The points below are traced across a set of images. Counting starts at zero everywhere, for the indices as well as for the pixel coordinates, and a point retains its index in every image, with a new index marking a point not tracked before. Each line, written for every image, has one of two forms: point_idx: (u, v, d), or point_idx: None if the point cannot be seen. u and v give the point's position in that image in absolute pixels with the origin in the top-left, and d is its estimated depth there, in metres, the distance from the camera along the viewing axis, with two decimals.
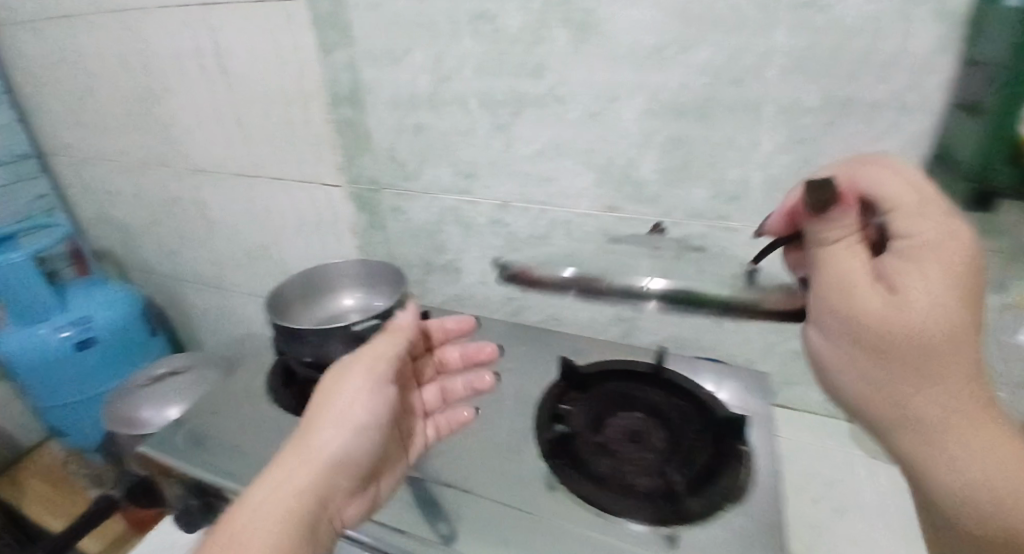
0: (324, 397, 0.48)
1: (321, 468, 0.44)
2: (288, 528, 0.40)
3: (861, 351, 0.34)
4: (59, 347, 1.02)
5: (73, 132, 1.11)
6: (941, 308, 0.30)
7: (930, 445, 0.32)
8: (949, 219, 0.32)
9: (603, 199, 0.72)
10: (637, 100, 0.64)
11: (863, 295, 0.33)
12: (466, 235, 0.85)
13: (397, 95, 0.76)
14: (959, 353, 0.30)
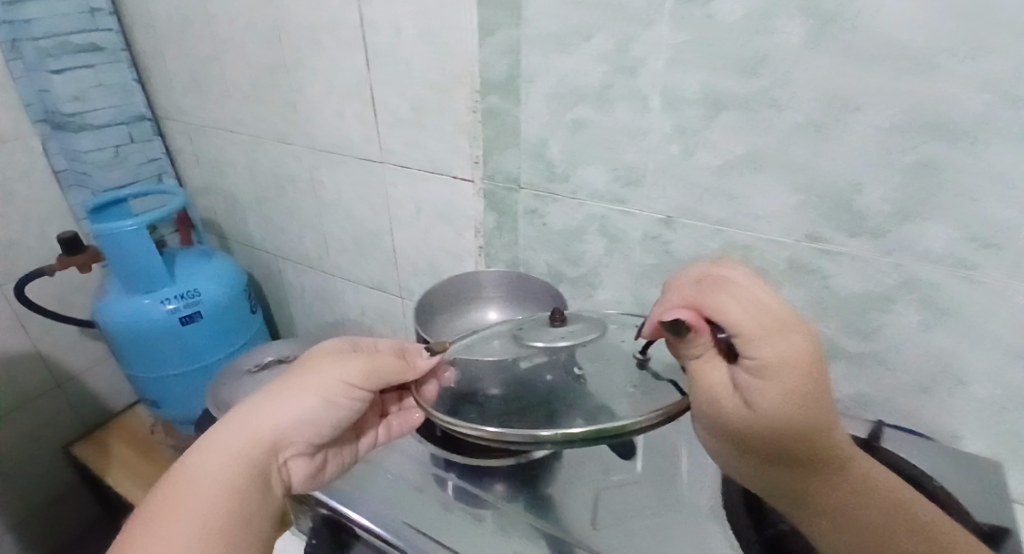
0: (288, 378, 0.47)
1: (259, 438, 0.43)
2: (216, 500, 0.38)
3: (733, 450, 0.37)
4: (164, 320, 1.00)
5: (190, 97, 1.08)
6: (782, 413, 0.33)
7: (824, 511, 0.37)
8: (793, 337, 0.33)
9: (805, 228, 0.61)
10: (879, 111, 0.52)
11: (733, 410, 0.34)
12: (612, 249, 0.75)
13: (561, 86, 0.67)
14: (808, 445, 0.35)
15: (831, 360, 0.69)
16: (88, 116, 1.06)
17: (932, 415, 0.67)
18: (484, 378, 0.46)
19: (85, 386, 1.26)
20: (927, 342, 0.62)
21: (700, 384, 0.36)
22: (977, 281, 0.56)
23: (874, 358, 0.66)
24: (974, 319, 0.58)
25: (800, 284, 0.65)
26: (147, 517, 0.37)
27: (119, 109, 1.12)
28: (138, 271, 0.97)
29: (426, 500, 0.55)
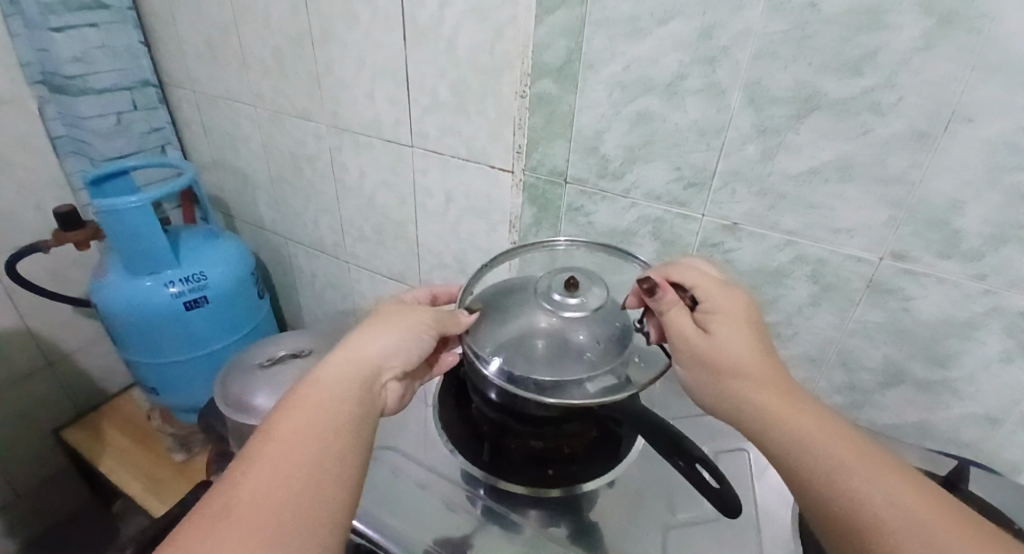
0: (386, 317, 0.52)
1: (358, 357, 0.48)
2: (313, 405, 0.42)
3: (703, 382, 0.46)
4: (168, 304, 0.94)
5: (201, 65, 1.01)
6: (738, 342, 0.46)
7: (786, 435, 0.40)
8: (724, 288, 0.49)
9: (890, 244, 0.56)
10: (996, 123, 0.47)
11: (694, 339, 0.47)
12: (663, 254, 0.70)
13: (626, 75, 0.61)
14: (754, 370, 0.44)
15: (893, 388, 0.64)
16: (90, 79, 0.98)
17: (995, 451, 0.62)
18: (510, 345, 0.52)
19: (78, 366, 1.19)
20: (1009, 376, 0.57)
21: (676, 331, 0.48)
22: None
23: (945, 387, 0.61)
24: None
25: (874, 304, 0.60)
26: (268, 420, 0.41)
27: (124, 73, 1.04)
28: (142, 251, 0.91)
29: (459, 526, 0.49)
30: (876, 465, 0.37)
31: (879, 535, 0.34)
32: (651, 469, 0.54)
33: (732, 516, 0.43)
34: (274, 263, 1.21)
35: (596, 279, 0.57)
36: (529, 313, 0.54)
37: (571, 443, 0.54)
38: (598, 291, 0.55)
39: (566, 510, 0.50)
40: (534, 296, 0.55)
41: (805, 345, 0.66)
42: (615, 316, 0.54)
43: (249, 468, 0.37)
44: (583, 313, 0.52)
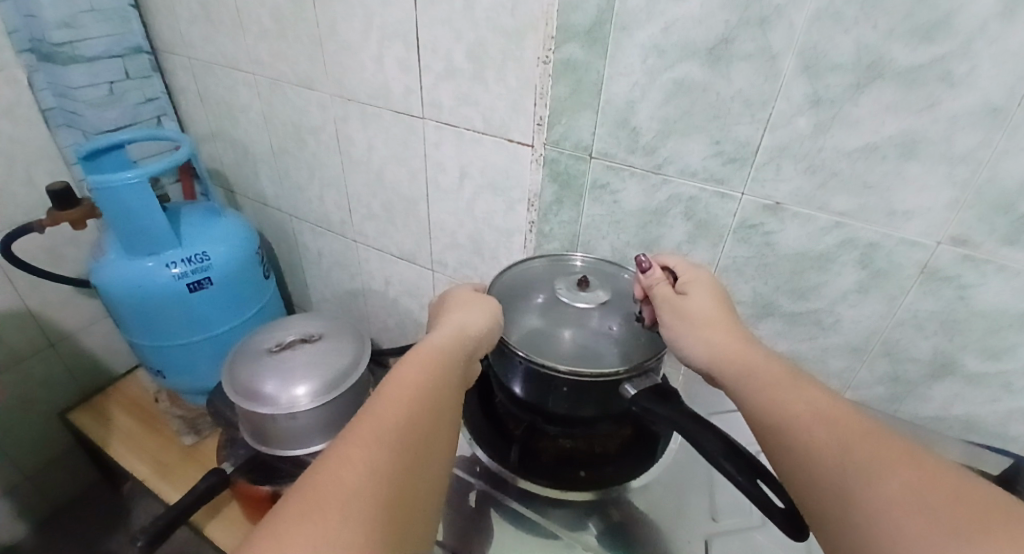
0: (465, 298, 0.52)
1: (470, 325, 0.48)
2: (441, 363, 0.44)
3: (678, 333, 0.48)
4: (170, 286, 0.90)
5: (196, 29, 0.94)
6: (711, 300, 0.50)
7: (737, 365, 0.44)
8: (690, 269, 0.54)
9: (951, 229, 0.51)
10: None
11: (673, 301, 0.50)
12: (696, 235, 0.65)
13: (665, 38, 0.55)
14: (728, 325, 0.48)
15: (939, 380, 0.60)
16: (79, 46, 0.92)
17: None
18: (520, 336, 0.50)
19: (81, 346, 1.17)
20: None
21: (658, 302, 0.51)
22: None
23: (1000, 381, 0.57)
24: None
25: (927, 293, 0.55)
26: (394, 368, 0.43)
27: (115, 39, 0.97)
28: (141, 230, 0.86)
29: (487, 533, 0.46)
30: (807, 387, 0.40)
31: (795, 428, 0.37)
32: (683, 467, 0.51)
33: (799, 537, 0.38)
34: (278, 241, 1.17)
35: (607, 279, 0.56)
36: (541, 308, 0.52)
37: (605, 443, 0.52)
38: (597, 289, 0.53)
39: (595, 510, 0.47)
40: (548, 290, 0.54)
41: (847, 334, 0.62)
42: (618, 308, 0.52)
43: (394, 408, 0.39)
44: (597, 305, 0.51)
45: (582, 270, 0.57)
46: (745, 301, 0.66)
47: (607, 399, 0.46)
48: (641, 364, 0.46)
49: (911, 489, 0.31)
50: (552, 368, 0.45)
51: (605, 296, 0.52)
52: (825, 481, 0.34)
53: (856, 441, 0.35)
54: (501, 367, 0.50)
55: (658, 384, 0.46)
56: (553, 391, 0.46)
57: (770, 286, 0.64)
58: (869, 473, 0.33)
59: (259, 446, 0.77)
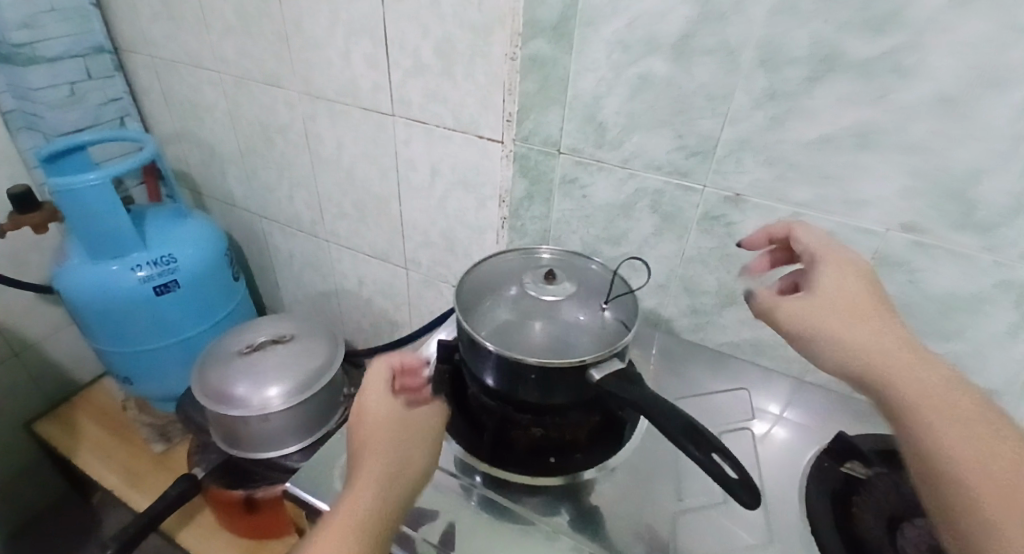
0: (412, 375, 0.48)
1: (421, 415, 0.46)
2: (398, 468, 0.42)
3: (811, 347, 0.41)
4: (136, 290, 0.88)
5: (159, 27, 0.92)
6: (837, 285, 0.43)
7: (860, 356, 0.39)
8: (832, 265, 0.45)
9: (903, 216, 0.54)
10: None
11: (801, 302, 0.43)
12: (662, 228, 0.67)
13: (628, 34, 0.56)
14: (868, 307, 0.41)
15: None
16: (39, 47, 0.90)
17: None
18: (492, 329, 0.50)
19: (45, 356, 1.13)
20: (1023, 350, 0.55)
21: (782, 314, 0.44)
22: None
23: (952, 360, 0.59)
24: None
25: (881, 278, 0.58)
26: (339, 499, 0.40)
27: (78, 39, 0.95)
28: (103, 233, 0.84)
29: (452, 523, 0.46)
30: (898, 325, 0.41)
31: (895, 357, 0.39)
32: (650, 451, 0.52)
33: (752, 508, 0.38)
34: (249, 243, 1.15)
35: (574, 272, 0.57)
36: (510, 300, 0.52)
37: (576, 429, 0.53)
38: (564, 280, 0.54)
39: (567, 495, 0.48)
40: (516, 284, 0.54)
41: None
42: (585, 297, 0.53)
43: (339, 533, 0.37)
44: (564, 297, 0.52)
45: (551, 263, 0.58)
46: (710, 290, 0.68)
47: (576, 387, 0.46)
48: (607, 351, 0.46)
49: (985, 447, 0.34)
50: (520, 359, 0.45)
51: (571, 286, 0.53)
52: (921, 412, 0.36)
53: (952, 396, 0.36)
54: (472, 359, 0.50)
55: (625, 369, 0.46)
56: (523, 380, 0.46)
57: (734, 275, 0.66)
58: (962, 418, 0.35)
59: (230, 449, 0.77)
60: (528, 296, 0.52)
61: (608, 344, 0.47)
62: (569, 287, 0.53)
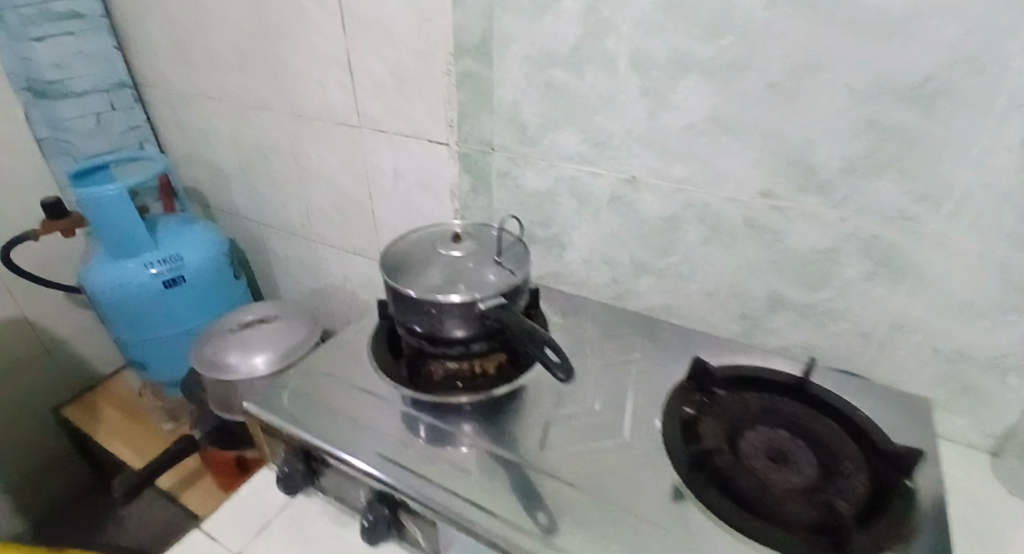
0: None
1: None
2: None
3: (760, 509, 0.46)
4: (149, 285, 1.03)
5: (171, 63, 1.09)
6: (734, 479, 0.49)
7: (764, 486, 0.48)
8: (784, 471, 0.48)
9: (759, 186, 0.64)
10: (840, 73, 0.54)
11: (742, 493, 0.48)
12: (580, 210, 0.79)
13: (534, 51, 0.70)
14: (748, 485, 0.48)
15: (780, 315, 0.71)
16: (69, 83, 1.07)
17: (872, 363, 0.69)
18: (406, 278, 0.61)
19: (74, 353, 1.28)
20: (877, 297, 0.64)
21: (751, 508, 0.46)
22: (923, 236, 0.58)
23: (823, 311, 0.68)
24: (912, 270, 0.61)
25: (752, 241, 0.68)
26: None
27: (102, 76, 1.12)
28: (120, 236, 0.99)
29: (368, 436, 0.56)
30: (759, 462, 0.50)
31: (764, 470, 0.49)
32: (546, 382, 0.64)
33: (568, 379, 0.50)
34: (251, 249, 1.30)
35: (482, 234, 0.68)
36: (424, 257, 0.64)
37: (484, 364, 0.64)
38: (470, 240, 0.65)
39: (473, 415, 0.60)
40: (431, 246, 0.65)
41: (702, 282, 0.75)
42: (487, 251, 0.64)
43: None
44: (465, 253, 0.63)
45: (463, 229, 0.68)
46: (625, 263, 0.79)
47: (469, 318, 0.57)
48: (492, 288, 0.57)
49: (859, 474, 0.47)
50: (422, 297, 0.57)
51: (476, 244, 0.64)
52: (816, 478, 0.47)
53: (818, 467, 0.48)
54: (393, 305, 0.62)
55: (507, 301, 0.57)
56: (428, 315, 0.58)
57: (641, 248, 0.77)
58: None
59: (224, 414, 0.89)
60: (439, 253, 0.64)
61: (496, 286, 0.58)
62: (473, 245, 0.64)
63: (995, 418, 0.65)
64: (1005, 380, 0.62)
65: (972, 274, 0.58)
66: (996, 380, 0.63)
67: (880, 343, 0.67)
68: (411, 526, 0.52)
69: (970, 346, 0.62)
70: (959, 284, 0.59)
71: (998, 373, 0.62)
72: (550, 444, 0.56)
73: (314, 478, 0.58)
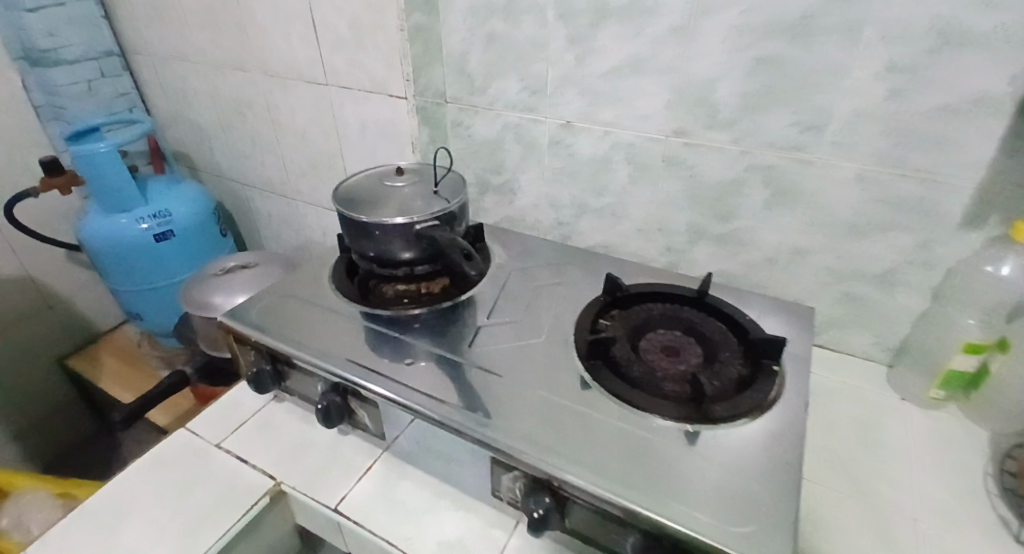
0: None
1: None
2: None
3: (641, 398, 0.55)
4: (141, 237, 1.12)
5: (155, 30, 1.16)
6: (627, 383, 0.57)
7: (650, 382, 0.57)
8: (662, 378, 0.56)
9: (673, 124, 0.72)
10: (729, 15, 0.62)
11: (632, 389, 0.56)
12: (525, 154, 0.86)
13: (475, 5, 0.77)
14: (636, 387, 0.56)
15: (700, 245, 0.79)
16: (61, 51, 1.15)
17: (780, 286, 0.77)
18: (356, 205, 0.69)
19: (76, 308, 1.38)
20: (777, 222, 0.72)
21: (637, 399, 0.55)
22: (808, 162, 0.66)
23: (734, 238, 0.76)
24: (803, 194, 0.68)
25: (671, 176, 0.76)
26: None
27: (90, 44, 1.19)
28: (113, 192, 1.08)
29: (325, 341, 0.66)
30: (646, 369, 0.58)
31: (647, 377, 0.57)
32: (484, 301, 0.73)
33: None
34: (237, 209, 1.39)
35: (424, 170, 0.76)
36: (371, 190, 0.71)
37: (430, 285, 0.73)
38: (413, 175, 0.74)
39: (418, 324, 0.69)
40: (377, 181, 0.73)
41: (633, 218, 0.83)
42: (428, 182, 0.72)
43: None
44: (409, 185, 0.71)
45: (404, 166, 0.76)
46: (567, 203, 0.87)
47: (410, 239, 0.66)
48: (429, 211, 0.66)
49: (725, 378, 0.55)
50: (369, 219, 0.65)
51: (418, 177, 0.73)
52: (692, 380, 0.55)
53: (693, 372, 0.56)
54: (346, 231, 0.70)
55: (443, 223, 0.66)
56: (375, 237, 0.66)
57: (579, 188, 0.85)
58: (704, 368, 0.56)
59: (211, 350, 0.99)
60: (386, 184, 0.72)
61: (432, 209, 0.67)
62: (416, 178, 0.73)
63: (885, 331, 0.73)
64: (888, 293, 0.70)
65: (852, 196, 0.66)
66: (881, 294, 0.71)
67: (784, 265, 0.75)
68: (359, 410, 0.62)
69: (858, 263, 0.70)
70: (843, 205, 0.67)
71: (882, 287, 0.70)
72: (479, 345, 0.65)
73: (280, 378, 0.68)
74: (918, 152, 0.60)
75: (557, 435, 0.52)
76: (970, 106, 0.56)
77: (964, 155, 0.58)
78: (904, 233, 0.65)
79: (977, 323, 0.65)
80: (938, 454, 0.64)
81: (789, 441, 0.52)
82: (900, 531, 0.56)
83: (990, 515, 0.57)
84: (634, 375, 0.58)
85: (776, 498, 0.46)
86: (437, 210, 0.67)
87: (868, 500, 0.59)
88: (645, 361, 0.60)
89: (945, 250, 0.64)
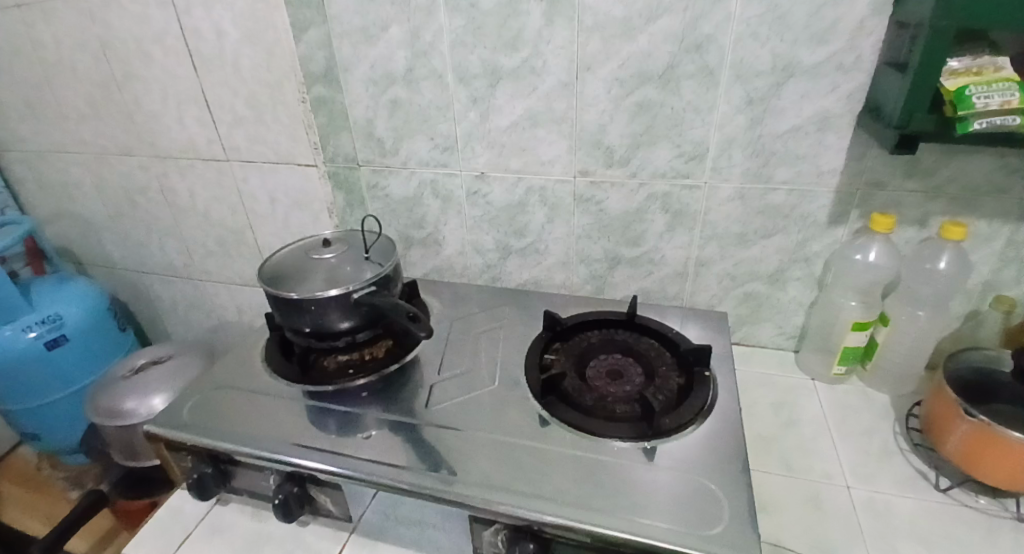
0: None
1: None
2: None
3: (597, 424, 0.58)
4: (29, 347, 1.00)
5: (21, 123, 1.07)
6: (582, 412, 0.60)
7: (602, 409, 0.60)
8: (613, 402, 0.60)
9: (577, 165, 0.78)
10: (610, 67, 0.69)
11: (587, 418, 0.59)
12: (443, 207, 0.89)
13: (374, 73, 0.79)
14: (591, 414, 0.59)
15: (617, 269, 0.85)
16: None
17: (694, 296, 0.85)
18: (284, 282, 0.67)
19: None
20: (679, 240, 0.80)
21: (594, 426, 0.58)
22: (697, 187, 0.75)
23: (646, 259, 0.83)
24: (699, 213, 0.77)
25: (582, 211, 0.82)
26: None
27: None
28: None
29: (270, 428, 0.62)
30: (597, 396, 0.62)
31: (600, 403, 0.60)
32: (427, 356, 0.74)
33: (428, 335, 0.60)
34: (137, 299, 1.28)
35: (351, 237, 0.76)
36: (298, 264, 0.70)
37: (372, 350, 0.73)
38: (340, 243, 0.73)
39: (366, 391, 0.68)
40: (304, 255, 0.71)
41: (554, 253, 0.87)
42: (358, 249, 0.72)
43: None
44: (337, 254, 0.71)
45: (329, 237, 0.76)
46: (491, 247, 0.90)
47: (348, 309, 0.66)
48: (363, 279, 0.66)
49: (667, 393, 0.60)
50: (301, 297, 0.64)
51: (346, 245, 0.73)
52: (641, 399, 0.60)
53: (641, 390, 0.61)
54: (277, 311, 0.68)
55: (379, 288, 0.67)
56: (311, 312, 0.65)
57: (499, 233, 0.88)
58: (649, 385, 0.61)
59: (128, 461, 0.89)
60: (315, 256, 0.71)
61: (366, 277, 0.67)
62: (345, 247, 0.72)
63: (786, 321, 0.83)
64: (781, 288, 0.80)
65: (738, 209, 0.75)
66: (776, 290, 0.81)
67: (693, 277, 0.83)
68: (320, 496, 0.60)
69: (753, 267, 0.79)
70: (732, 218, 0.76)
71: (776, 284, 0.80)
72: (434, 402, 0.65)
73: (224, 479, 0.63)
74: (783, 167, 0.70)
75: (525, 478, 0.53)
76: (815, 125, 0.67)
77: (817, 165, 0.69)
78: (784, 235, 0.75)
79: (859, 303, 0.76)
80: (848, 421, 0.73)
81: (733, 439, 0.57)
82: (835, 497, 0.63)
83: (900, 466, 0.66)
84: (587, 404, 0.61)
85: (731, 490, 0.51)
86: (371, 276, 0.67)
87: (802, 476, 0.66)
88: (594, 389, 0.63)
89: (818, 244, 0.75)
